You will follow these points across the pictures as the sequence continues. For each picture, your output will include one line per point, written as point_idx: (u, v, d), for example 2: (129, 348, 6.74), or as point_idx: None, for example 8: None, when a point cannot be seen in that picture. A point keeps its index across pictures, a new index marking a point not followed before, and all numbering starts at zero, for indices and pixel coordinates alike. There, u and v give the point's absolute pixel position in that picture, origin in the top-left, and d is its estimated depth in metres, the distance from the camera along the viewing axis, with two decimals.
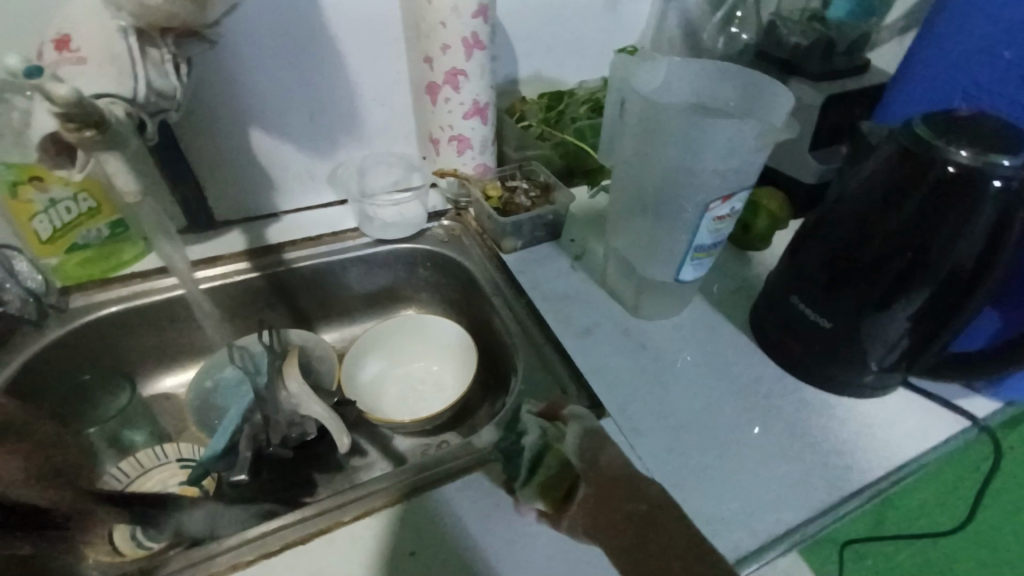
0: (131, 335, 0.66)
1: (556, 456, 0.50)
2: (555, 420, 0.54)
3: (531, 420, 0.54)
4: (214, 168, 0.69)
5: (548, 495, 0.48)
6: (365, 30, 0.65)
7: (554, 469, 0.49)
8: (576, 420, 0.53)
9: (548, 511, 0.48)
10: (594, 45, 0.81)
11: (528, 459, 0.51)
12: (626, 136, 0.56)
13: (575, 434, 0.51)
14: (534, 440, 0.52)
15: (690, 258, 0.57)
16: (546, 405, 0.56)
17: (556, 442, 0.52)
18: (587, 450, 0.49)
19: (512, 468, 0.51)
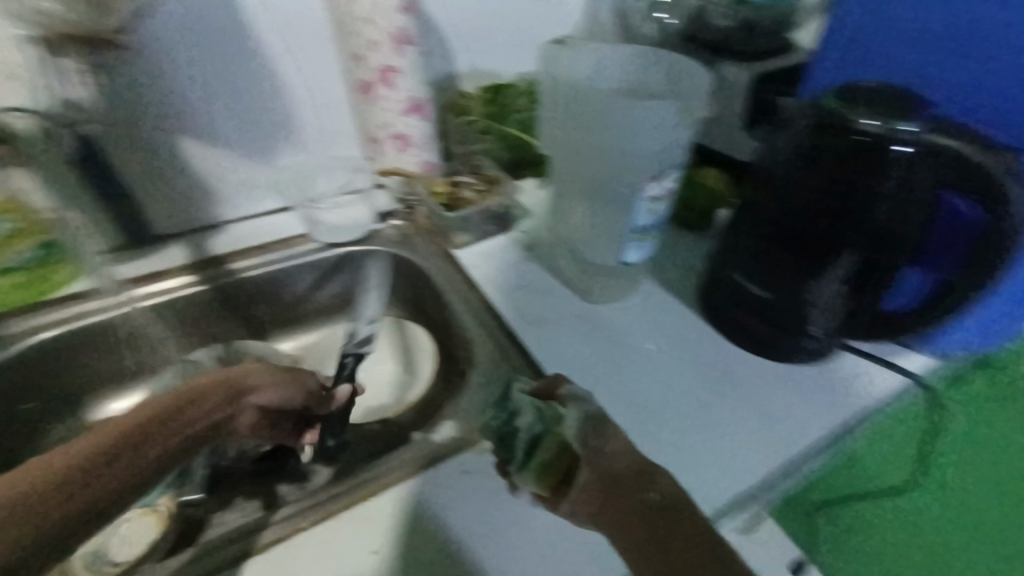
0: (73, 360, 0.64)
1: (554, 441, 0.48)
2: (554, 399, 0.51)
3: (527, 400, 0.51)
4: (149, 181, 0.67)
5: (545, 479, 0.46)
6: (293, 32, 0.65)
7: (554, 452, 0.47)
8: (576, 402, 0.50)
9: (544, 495, 0.46)
10: (530, 36, 0.82)
11: (524, 442, 0.49)
12: (559, 124, 0.57)
13: (575, 418, 0.48)
14: (533, 421, 0.49)
15: (633, 239, 0.58)
16: (542, 383, 0.53)
17: (557, 425, 0.49)
18: (586, 434, 0.47)
19: (507, 449, 0.50)
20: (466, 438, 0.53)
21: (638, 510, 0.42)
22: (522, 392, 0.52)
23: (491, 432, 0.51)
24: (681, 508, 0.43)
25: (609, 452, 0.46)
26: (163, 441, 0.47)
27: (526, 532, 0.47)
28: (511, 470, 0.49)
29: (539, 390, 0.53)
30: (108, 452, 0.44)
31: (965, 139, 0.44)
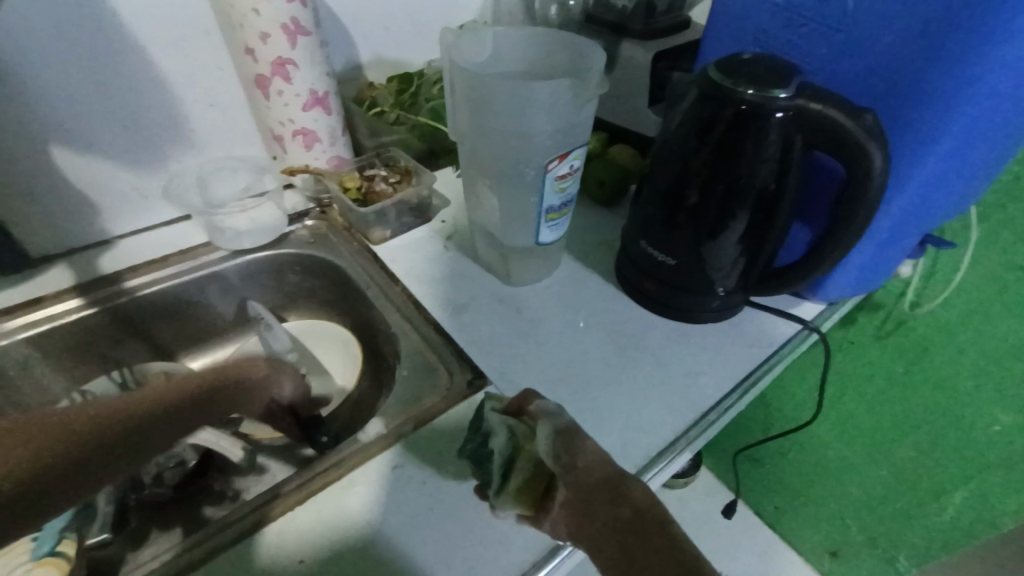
0: None
1: (529, 460, 0.46)
2: (524, 416, 0.48)
3: (498, 419, 0.48)
4: (16, 199, 0.60)
5: (525, 499, 0.45)
6: (168, 25, 0.60)
7: (528, 472, 0.45)
8: (546, 417, 0.46)
9: (528, 514, 0.45)
10: (432, 21, 0.81)
11: (499, 467, 0.46)
12: (461, 109, 0.57)
13: (545, 434, 0.45)
14: (505, 442, 0.47)
15: (544, 219, 0.60)
16: (513, 399, 0.50)
17: (529, 443, 0.46)
18: (564, 450, 0.43)
19: (484, 473, 0.47)
20: (396, 434, 0.52)
21: (604, 520, 0.37)
22: (493, 414, 0.49)
23: (467, 455, 0.49)
24: (637, 505, 0.37)
25: (585, 465, 0.42)
26: (146, 425, 0.38)
27: (462, 518, 0.48)
28: (490, 495, 0.46)
29: (512, 406, 0.49)
30: (79, 430, 0.34)
31: (833, 101, 0.47)
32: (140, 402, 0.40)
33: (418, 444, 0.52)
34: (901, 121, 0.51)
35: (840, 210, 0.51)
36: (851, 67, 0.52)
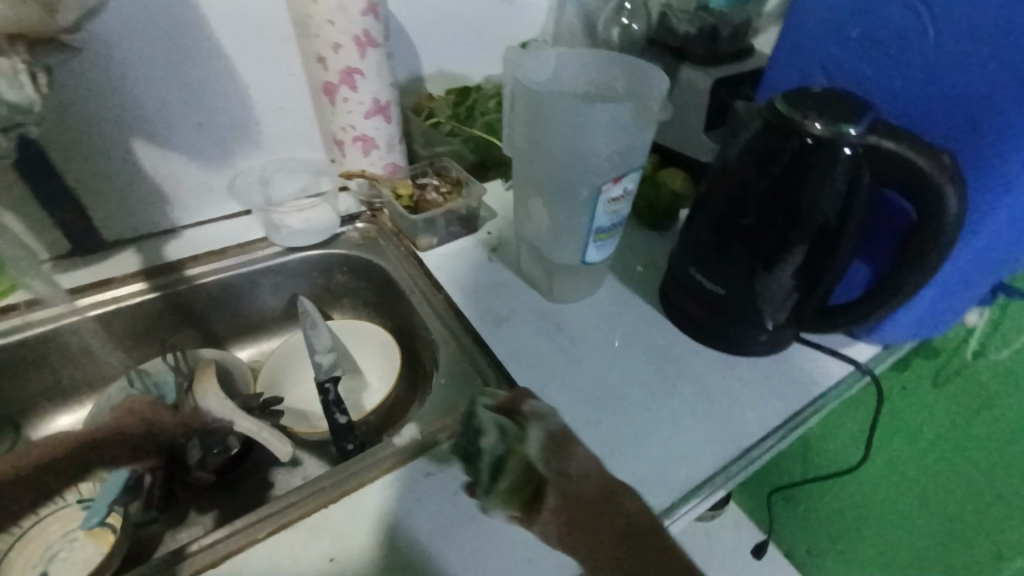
0: (22, 374, 0.61)
1: (518, 461, 0.48)
2: (516, 416, 0.51)
3: (490, 419, 0.51)
4: (97, 186, 0.64)
5: (515, 500, 0.47)
6: (250, 33, 0.63)
7: (518, 472, 0.48)
8: (538, 420, 0.50)
9: (518, 515, 0.47)
10: (494, 38, 0.83)
11: (488, 464, 0.49)
12: (520, 126, 0.58)
13: (536, 438, 0.49)
14: (495, 442, 0.49)
15: (594, 239, 0.59)
16: (507, 397, 0.53)
17: (520, 445, 0.49)
18: (556, 463, 0.48)
19: (474, 472, 0.50)
20: (429, 441, 0.53)
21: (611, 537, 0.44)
22: (485, 412, 0.52)
23: (460, 451, 0.51)
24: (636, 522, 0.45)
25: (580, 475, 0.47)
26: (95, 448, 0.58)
27: (491, 532, 0.47)
28: (478, 492, 0.48)
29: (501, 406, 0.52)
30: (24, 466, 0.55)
31: (906, 140, 0.46)
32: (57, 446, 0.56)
33: (450, 454, 0.52)
34: (982, 163, 0.49)
35: (906, 250, 0.49)
36: (928, 104, 0.50)
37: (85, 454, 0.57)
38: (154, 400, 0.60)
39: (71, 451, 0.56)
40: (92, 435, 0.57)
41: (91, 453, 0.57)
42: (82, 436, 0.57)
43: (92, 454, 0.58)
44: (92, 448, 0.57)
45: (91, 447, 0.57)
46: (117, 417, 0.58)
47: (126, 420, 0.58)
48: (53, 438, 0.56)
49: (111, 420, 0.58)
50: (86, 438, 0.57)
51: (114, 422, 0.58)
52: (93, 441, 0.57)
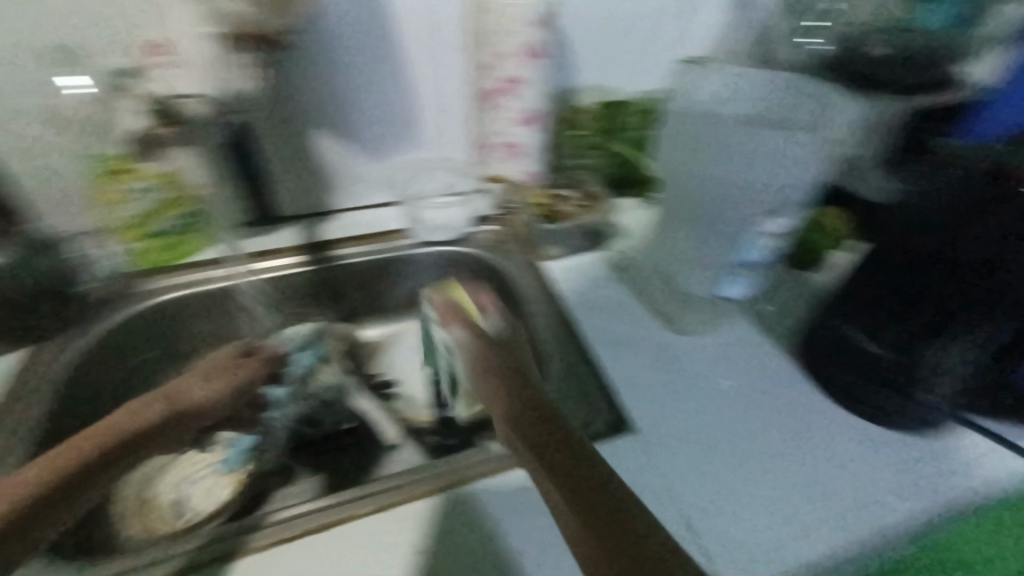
0: (189, 321, 0.69)
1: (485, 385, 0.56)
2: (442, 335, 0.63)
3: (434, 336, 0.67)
4: (278, 168, 0.73)
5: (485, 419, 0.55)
6: (430, 39, 0.68)
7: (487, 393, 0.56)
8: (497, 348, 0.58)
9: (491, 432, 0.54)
10: (651, 55, 0.81)
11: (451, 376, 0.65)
12: (678, 149, 0.57)
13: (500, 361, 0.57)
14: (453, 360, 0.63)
15: (744, 272, 0.56)
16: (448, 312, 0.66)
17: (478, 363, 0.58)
18: (528, 401, 0.51)
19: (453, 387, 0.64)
20: None
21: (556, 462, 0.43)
22: (440, 334, 0.66)
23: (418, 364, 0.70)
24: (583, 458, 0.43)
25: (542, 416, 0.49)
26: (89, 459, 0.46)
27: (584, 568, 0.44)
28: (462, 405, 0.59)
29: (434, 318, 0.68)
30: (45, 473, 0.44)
31: None
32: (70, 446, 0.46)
33: None
34: None
35: None
36: None
37: (107, 468, 0.47)
38: (185, 385, 0.55)
39: (71, 470, 0.45)
40: (104, 442, 0.47)
41: (103, 466, 0.47)
42: (107, 437, 0.48)
43: (118, 460, 0.48)
44: (106, 460, 0.47)
45: (103, 459, 0.47)
46: (155, 408, 0.52)
47: (152, 411, 0.51)
48: (57, 458, 0.45)
49: (148, 416, 0.51)
50: (83, 454, 0.46)
51: (142, 425, 0.50)
52: (96, 455, 0.46)
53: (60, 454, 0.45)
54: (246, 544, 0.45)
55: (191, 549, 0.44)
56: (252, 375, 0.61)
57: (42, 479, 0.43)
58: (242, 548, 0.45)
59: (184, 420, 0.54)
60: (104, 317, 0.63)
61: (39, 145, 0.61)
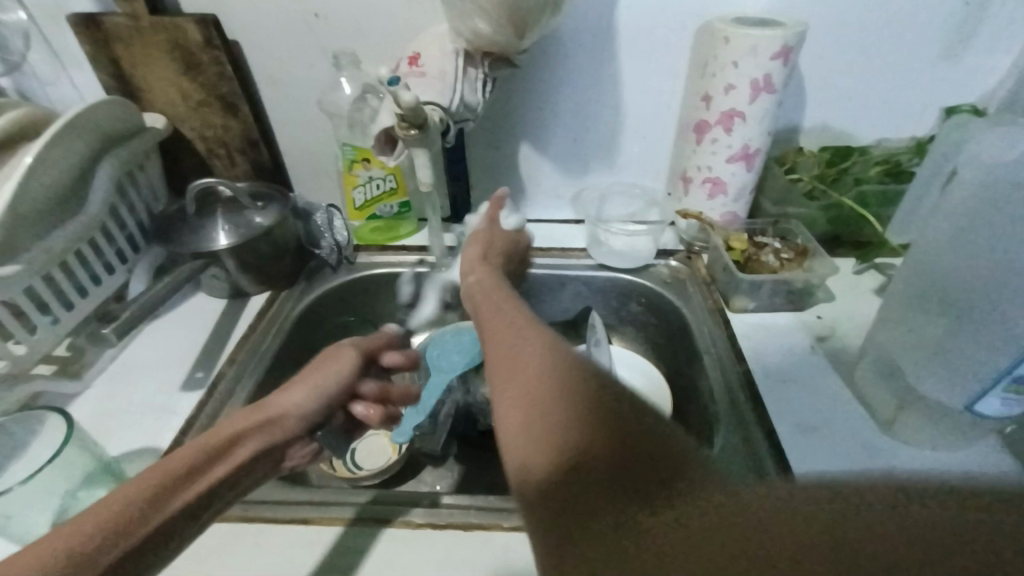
0: (384, 297, 0.78)
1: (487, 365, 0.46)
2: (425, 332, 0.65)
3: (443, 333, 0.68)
4: (483, 174, 0.79)
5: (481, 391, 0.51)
6: (647, 67, 0.68)
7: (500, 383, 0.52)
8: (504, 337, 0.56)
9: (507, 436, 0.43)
10: (913, 100, 0.68)
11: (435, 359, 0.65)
12: (946, 217, 0.46)
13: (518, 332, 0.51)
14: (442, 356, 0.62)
15: (1002, 388, 0.43)
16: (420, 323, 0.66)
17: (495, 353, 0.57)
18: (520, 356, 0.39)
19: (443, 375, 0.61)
20: None
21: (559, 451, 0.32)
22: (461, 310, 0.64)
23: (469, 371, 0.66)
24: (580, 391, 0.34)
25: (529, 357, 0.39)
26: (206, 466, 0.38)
27: None
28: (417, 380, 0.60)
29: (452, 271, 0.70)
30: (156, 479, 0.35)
31: None
32: (183, 453, 0.38)
33: None
34: None
35: None
36: None
37: (169, 501, 0.35)
38: (287, 390, 0.47)
39: (127, 515, 0.33)
40: (162, 477, 0.36)
41: (168, 499, 0.35)
42: (159, 478, 0.35)
43: (185, 493, 0.37)
44: (170, 494, 0.36)
45: (168, 492, 0.35)
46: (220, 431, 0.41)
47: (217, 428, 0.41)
48: (89, 516, 0.32)
49: (211, 439, 0.40)
50: (141, 491, 0.34)
51: (214, 446, 0.40)
52: (153, 491, 0.35)
53: (96, 509, 0.32)
54: (392, 517, 0.46)
55: (355, 503, 0.47)
56: (346, 373, 0.52)
57: (110, 520, 0.32)
58: (395, 519, 0.46)
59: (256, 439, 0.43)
60: (326, 279, 0.74)
61: (313, 131, 0.74)
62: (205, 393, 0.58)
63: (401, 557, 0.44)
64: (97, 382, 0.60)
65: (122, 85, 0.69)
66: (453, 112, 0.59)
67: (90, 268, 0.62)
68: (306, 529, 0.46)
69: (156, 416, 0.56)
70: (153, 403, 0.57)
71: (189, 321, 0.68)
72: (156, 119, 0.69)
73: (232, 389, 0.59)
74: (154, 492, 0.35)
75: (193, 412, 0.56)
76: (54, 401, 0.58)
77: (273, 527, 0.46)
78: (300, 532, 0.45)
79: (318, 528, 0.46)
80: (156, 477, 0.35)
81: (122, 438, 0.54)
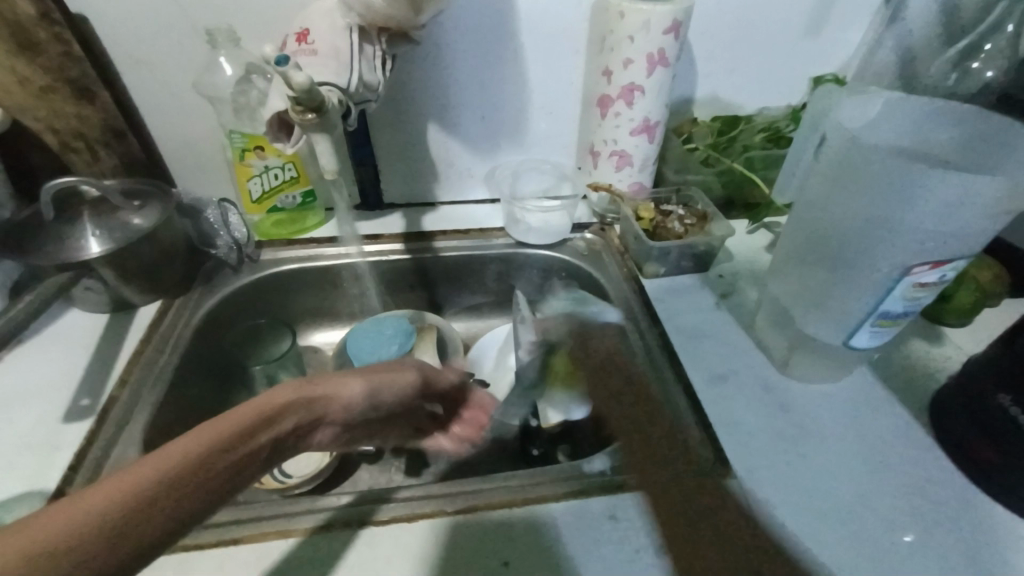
0: (295, 293, 0.73)
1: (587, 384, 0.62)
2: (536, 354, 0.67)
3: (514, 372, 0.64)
4: (391, 157, 0.75)
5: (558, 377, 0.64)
6: (547, 44, 0.68)
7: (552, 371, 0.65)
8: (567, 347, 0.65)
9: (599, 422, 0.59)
10: (786, 70, 0.74)
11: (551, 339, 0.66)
12: (817, 175, 0.51)
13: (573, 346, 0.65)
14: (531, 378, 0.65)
15: (870, 324, 0.49)
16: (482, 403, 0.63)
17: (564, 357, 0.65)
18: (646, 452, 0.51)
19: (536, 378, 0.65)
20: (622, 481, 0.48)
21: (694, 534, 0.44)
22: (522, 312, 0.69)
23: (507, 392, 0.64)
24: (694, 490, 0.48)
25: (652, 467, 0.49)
26: (221, 435, 0.35)
27: None
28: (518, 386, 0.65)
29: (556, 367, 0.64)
30: (160, 480, 0.32)
31: None
32: (198, 441, 0.34)
33: (639, 506, 0.46)
34: None
35: None
36: None
37: (205, 477, 0.33)
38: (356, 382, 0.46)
39: (152, 493, 0.31)
40: (176, 460, 0.33)
41: (197, 496, 0.33)
42: (172, 462, 0.32)
43: (207, 482, 0.34)
44: (190, 490, 0.33)
45: (192, 481, 0.33)
46: (260, 406, 0.39)
47: (252, 415, 0.38)
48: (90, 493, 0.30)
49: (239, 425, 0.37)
50: (154, 483, 0.31)
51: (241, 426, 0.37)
52: (176, 481, 0.32)
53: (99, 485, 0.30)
54: (265, 528, 0.44)
55: (267, 517, 0.45)
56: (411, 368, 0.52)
57: (104, 508, 0.29)
58: (334, 525, 0.44)
59: (301, 417, 0.42)
60: (227, 281, 0.68)
61: (190, 117, 0.66)
62: (96, 422, 0.51)
63: (318, 565, 0.42)
64: None
65: None
66: (352, 92, 0.55)
67: None
68: (238, 548, 0.43)
69: (38, 455, 0.49)
70: (31, 442, 0.50)
71: (61, 342, 0.60)
72: None
73: (128, 413, 0.53)
74: (139, 497, 0.30)
75: (84, 444, 0.49)
76: None
77: (201, 554, 0.42)
78: (232, 552, 0.42)
79: (254, 545, 0.43)
80: (159, 473, 0.32)
81: None
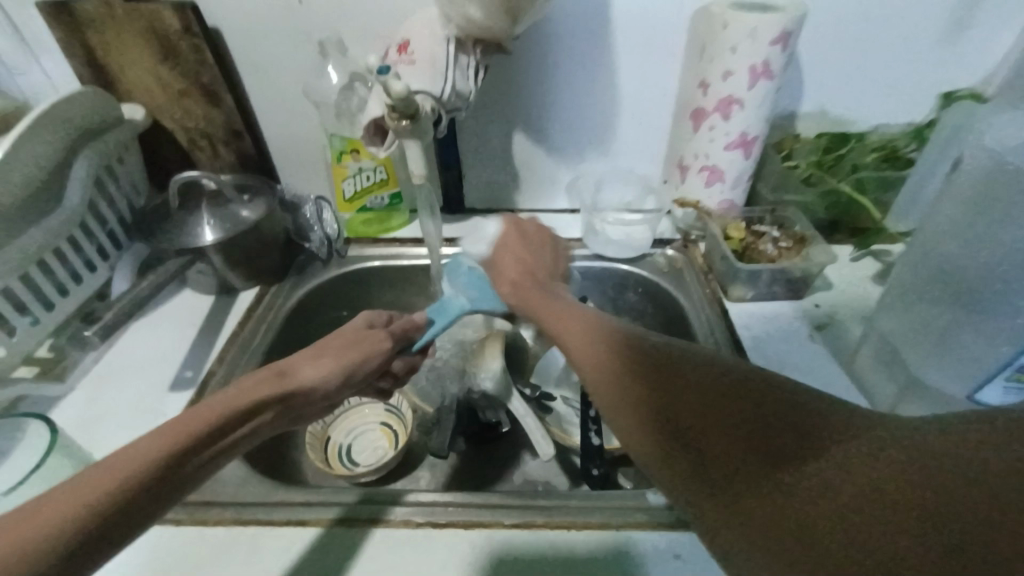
0: (375, 290, 0.77)
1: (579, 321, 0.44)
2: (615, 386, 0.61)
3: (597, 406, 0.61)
4: (476, 164, 0.77)
5: None
6: (642, 54, 0.66)
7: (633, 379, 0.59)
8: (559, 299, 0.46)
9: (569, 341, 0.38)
10: (913, 83, 0.67)
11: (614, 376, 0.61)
12: (946, 206, 0.46)
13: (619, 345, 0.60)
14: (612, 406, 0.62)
15: (1003, 378, 0.42)
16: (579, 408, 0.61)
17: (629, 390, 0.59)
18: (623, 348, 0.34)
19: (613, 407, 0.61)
20: (688, 519, 0.44)
21: (790, 502, 0.26)
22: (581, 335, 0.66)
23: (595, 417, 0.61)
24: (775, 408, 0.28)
25: (643, 382, 0.31)
26: (180, 432, 0.34)
27: None
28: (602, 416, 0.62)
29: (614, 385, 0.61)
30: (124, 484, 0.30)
31: None
32: (163, 441, 0.33)
33: (705, 547, 0.43)
34: None
35: None
36: None
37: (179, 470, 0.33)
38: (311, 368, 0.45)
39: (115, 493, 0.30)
40: (135, 469, 0.31)
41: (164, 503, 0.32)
42: (135, 464, 0.31)
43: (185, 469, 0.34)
44: (162, 493, 0.32)
45: (162, 486, 0.32)
46: (240, 399, 0.38)
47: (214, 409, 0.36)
48: (69, 488, 0.29)
49: (197, 418, 0.35)
50: (96, 507, 0.29)
51: (221, 419, 0.36)
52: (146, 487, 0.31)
53: (78, 478, 0.30)
54: (329, 515, 0.46)
55: (337, 503, 0.47)
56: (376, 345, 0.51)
57: (66, 518, 0.28)
58: (395, 520, 0.45)
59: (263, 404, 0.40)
60: (314, 274, 0.73)
61: (297, 121, 0.72)
62: (195, 395, 0.57)
63: (367, 558, 0.43)
64: (82, 383, 0.59)
65: (97, 76, 0.66)
66: (445, 100, 0.56)
67: (71, 266, 0.60)
68: (300, 532, 0.45)
69: (144, 420, 0.55)
70: (142, 405, 0.56)
71: (175, 318, 0.67)
72: (134, 110, 0.66)
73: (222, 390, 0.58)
74: (109, 505, 0.30)
75: None
76: (38, 405, 0.56)
77: (268, 530, 0.45)
78: (295, 535, 0.45)
79: (319, 531, 0.45)
80: (123, 478, 0.31)
81: (112, 441, 0.52)
